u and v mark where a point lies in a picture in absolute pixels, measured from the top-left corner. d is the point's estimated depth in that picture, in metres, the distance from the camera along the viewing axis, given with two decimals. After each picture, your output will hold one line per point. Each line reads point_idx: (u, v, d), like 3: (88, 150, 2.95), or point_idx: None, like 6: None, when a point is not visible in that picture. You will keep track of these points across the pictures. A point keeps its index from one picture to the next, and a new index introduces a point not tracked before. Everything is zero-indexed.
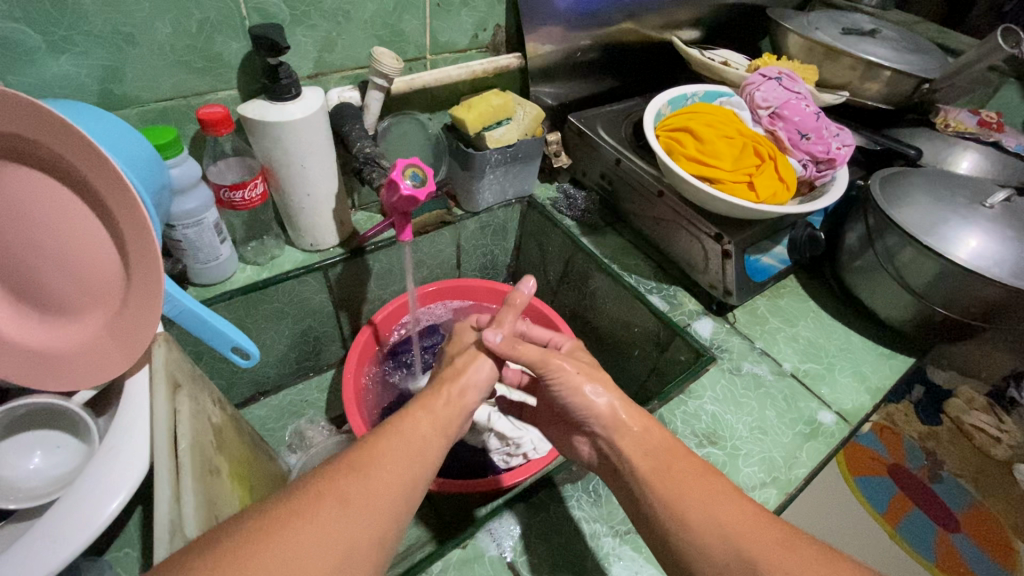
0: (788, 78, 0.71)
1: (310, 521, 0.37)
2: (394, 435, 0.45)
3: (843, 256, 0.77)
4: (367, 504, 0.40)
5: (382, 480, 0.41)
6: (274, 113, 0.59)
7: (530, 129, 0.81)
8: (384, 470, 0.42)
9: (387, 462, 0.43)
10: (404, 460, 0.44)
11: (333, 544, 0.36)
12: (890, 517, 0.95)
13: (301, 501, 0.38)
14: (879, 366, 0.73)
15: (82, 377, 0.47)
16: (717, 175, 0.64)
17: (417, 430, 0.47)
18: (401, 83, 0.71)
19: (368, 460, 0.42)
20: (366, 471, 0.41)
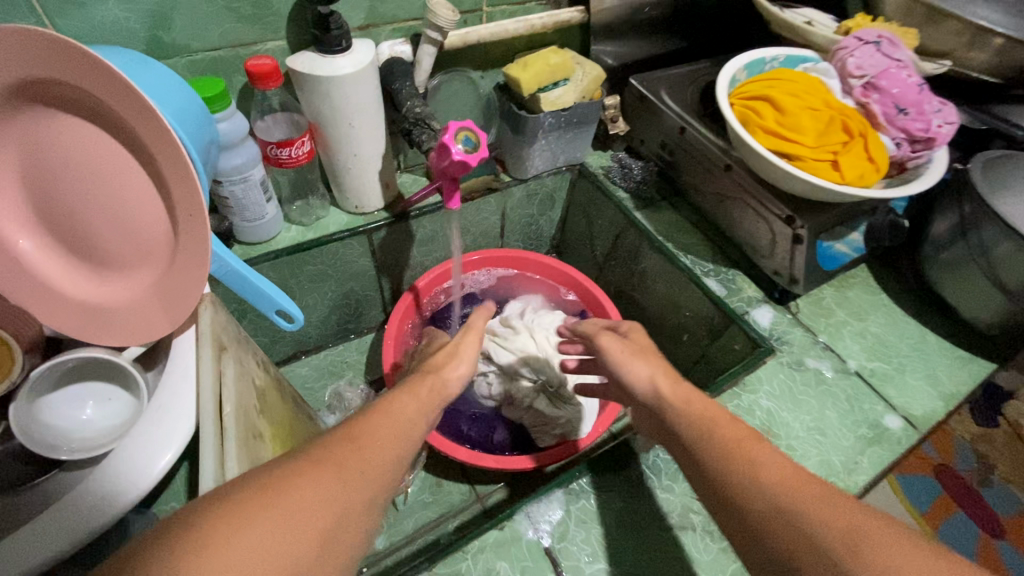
0: (889, 43, 0.62)
1: (311, 481, 0.33)
2: (388, 411, 0.43)
3: (927, 248, 0.70)
4: (366, 469, 0.36)
5: (380, 449, 0.39)
6: (325, 67, 0.56)
7: (588, 91, 0.75)
8: (381, 443, 0.39)
9: (379, 435, 0.40)
10: (397, 437, 0.41)
11: (335, 501, 0.33)
12: (931, 516, 0.89)
13: (301, 462, 0.34)
14: (955, 371, 0.67)
15: (135, 334, 0.47)
16: (797, 152, 0.58)
17: (404, 412, 0.43)
18: (456, 37, 0.67)
19: (366, 432, 0.39)
20: (362, 440, 0.38)
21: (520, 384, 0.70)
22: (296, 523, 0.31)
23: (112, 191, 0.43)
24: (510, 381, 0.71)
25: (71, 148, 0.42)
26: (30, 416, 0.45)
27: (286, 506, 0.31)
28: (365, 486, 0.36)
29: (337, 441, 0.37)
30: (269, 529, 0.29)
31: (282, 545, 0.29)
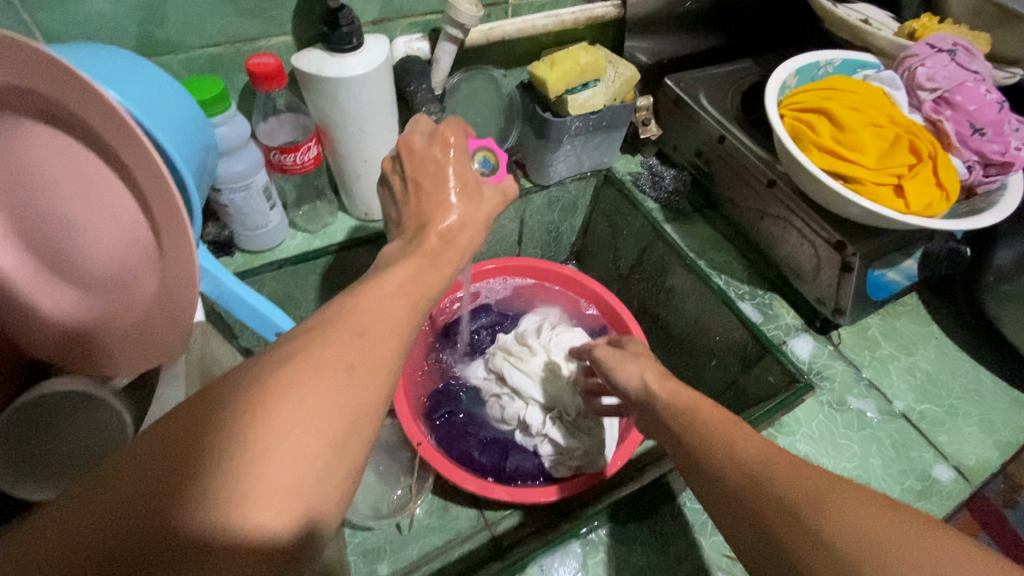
0: (964, 53, 0.56)
1: (306, 393, 0.25)
2: (400, 284, 0.34)
3: (988, 278, 0.64)
4: (375, 371, 0.28)
5: (390, 336, 0.30)
6: (333, 67, 0.51)
7: (620, 93, 0.69)
8: (392, 329, 0.31)
9: (389, 331, 0.30)
10: (409, 319, 0.32)
11: (335, 412, 0.26)
12: None
13: (292, 367, 0.26)
14: (1013, 416, 0.61)
15: (123, 366, 0.44)
16: (855, 175, 0.52)
17: (407, 287, 0.34)
18: (479, 33, 0.61)
19: (375, 315, 0.30)
20: (369, 332, 0.29)
21: (536, 409, 0.66)
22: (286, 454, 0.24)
23: (91, 215, 0.38)
24: (525, 407, 0.66)
25: (48, 166, 0.37)
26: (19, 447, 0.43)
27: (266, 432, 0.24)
28: (376, 383, 0.28)
29: (332, 326, 0.29)
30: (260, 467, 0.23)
31: (275, 486, 0.23)
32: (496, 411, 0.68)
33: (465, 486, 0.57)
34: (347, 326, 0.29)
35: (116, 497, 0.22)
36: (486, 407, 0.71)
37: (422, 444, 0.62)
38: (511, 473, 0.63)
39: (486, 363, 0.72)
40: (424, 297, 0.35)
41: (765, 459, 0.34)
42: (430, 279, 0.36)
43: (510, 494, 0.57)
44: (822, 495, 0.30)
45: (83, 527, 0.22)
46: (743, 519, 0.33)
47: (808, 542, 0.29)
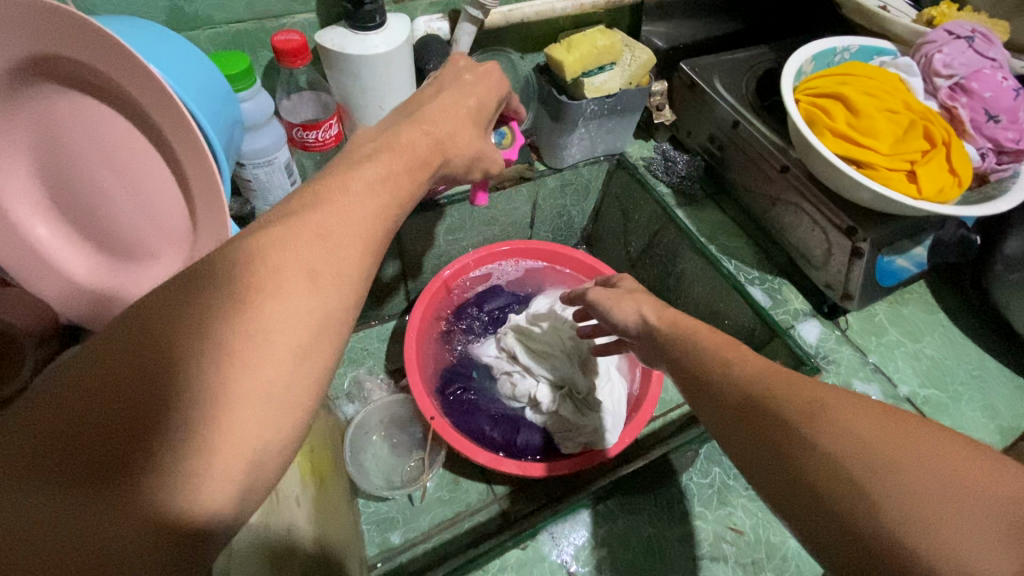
0: (982, 39, 0.56)
1: (270, 299, 0.27)
2: (355, 194, 0.34)
3: (997, 267, 0.65)
4: (337, 278, 0.30)
5: (354, 248, 0.31)
6: (356, 45, 0.52)
7: (636, 76, 0.69)
8: (354, 235, 0.32)
9: (348, 230, 0.31)
10: (374, 226, 0.33)
11: (295, 319, 0.27)
12: None
13: (255, 273, 0.27)
14: (1016, 402, 0.62)
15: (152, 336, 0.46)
16: (868, 160, 0.53)
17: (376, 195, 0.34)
18: (498, 15, 0.62)
19: (337, 216, 0.31)
20: (329, 236, 0.30)
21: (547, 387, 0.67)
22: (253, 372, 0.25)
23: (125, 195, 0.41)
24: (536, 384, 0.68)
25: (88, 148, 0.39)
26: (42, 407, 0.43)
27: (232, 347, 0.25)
28: (340, 293, 0.30)
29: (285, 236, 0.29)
30: (227, 372, 0.25)
31: (244, 390, 0.25)
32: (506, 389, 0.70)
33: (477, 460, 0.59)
34: (309, 228, 0.30)
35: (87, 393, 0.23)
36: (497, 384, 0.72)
37: (435, 418, 0.63)
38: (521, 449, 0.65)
39: (498, 342, 0.73)
40: (395, 200, 0.35)
41: (772, 387, 0.33)
42: (402, 183, 0.37)
43: (519, 467, 0.59)
44: (828, 410, 0.30)
45: (57, 416, 0.22)
46: (763, 456, 0.31)
47: (828, 466, 0.28)
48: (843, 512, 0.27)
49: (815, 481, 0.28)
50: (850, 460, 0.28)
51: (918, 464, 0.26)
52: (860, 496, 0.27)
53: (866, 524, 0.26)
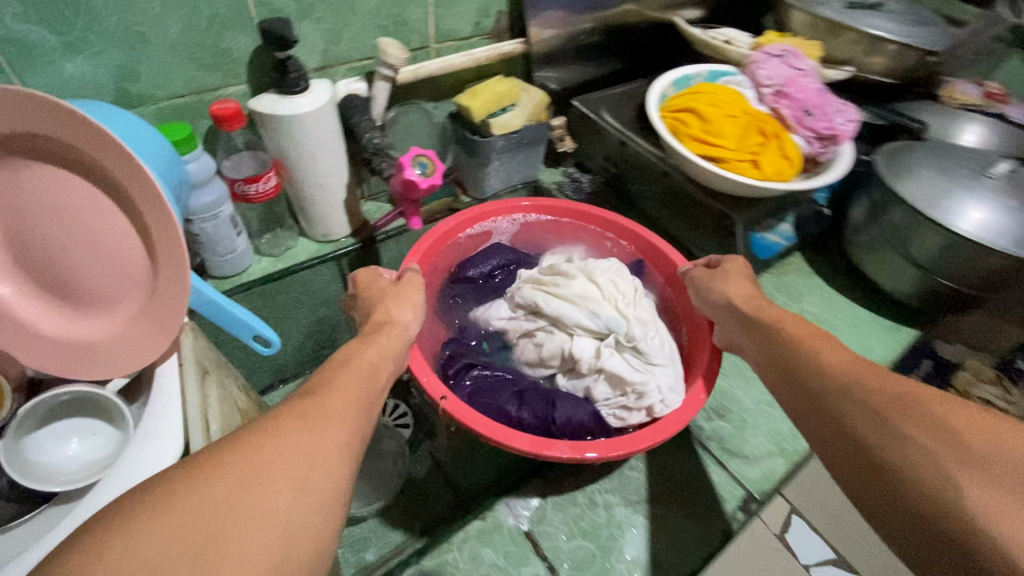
0: (792, 55, 0.70)
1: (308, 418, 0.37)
2: (350, 370, 0.45)
3: (849, 232, 0.79)
4: (344, 397, 0.40)
5: (348, 384, 0.42)
6: (285, 106, 0.61)
7: (534, 113, 0.82)
8: (353, 380, 0.43)
9: (346, 382, 0.43)
10: (366, 368, 0.46)
11: (307, 449, 0.34)
12: None
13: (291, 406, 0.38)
14: (882, 339, 0.75)
15: (88, 373, 0.50)
16: (722, 156, 0.65)
17: (365, 360, 0.47)
18: (407, 73, 0.72)
19: (343, 372, 0.44)
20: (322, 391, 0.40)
21: (584, 343, 0.63)
22: (222, 504, 0.30)
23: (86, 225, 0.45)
24: (569, 339, 0.64)
25: (64, 201, 0.44)
26: (17, 450, 0.49)
27: (242, 471, 0.32)
28: (358, 395, 0.42)
29: (305, 403, 0.38)
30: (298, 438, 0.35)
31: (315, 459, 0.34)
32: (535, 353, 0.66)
33: (519, 446, 0.51)
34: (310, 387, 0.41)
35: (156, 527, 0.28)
36: (517, 355, 0.69)
37: (447, 399, 0.54)
38: (562, 428, 0.58)
39: (511, 302, 0.70)
40: (363, 394, 0.42)
41: (849, 374, 0.42)
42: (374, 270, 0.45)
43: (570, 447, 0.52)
44: (915, 403, 0.37)
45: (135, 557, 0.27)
46: (821, 425, 0.42)
47: (887, 436, 0.37)
48: (890, 470, 0.35)
49: (887, 470, 0.35)
50: (922, 445, 0.35)
51: (970, 454, 0.33)
52: (898, 473, 0.35)
53: (912, 483, 0.34)
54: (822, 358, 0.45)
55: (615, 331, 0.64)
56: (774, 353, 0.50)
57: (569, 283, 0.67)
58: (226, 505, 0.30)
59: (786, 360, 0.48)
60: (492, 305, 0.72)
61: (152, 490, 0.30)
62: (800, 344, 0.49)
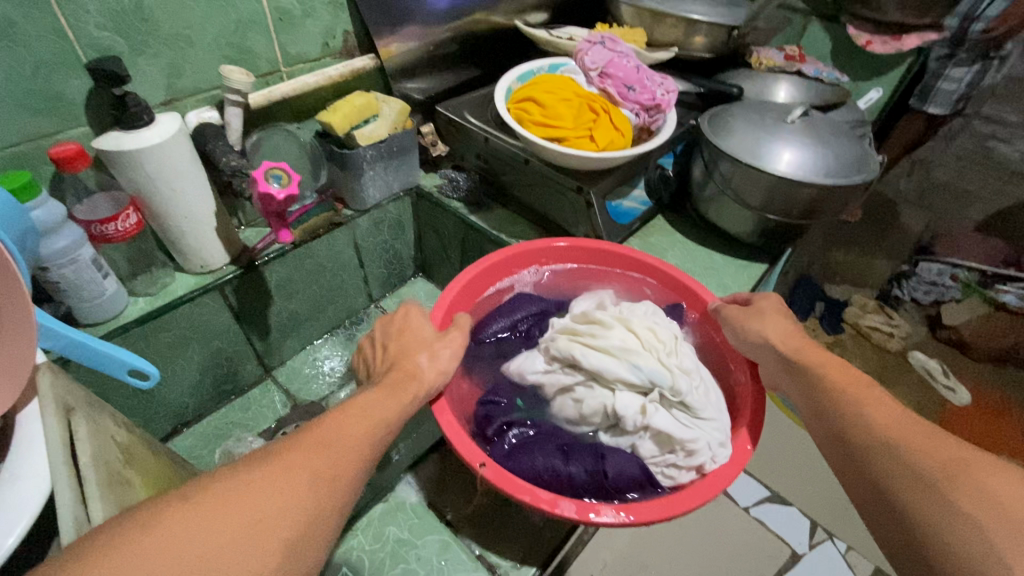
0: (610, 41, 0.82)
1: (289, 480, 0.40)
2: (363, 417, 0.48)
3: (694, 189, 0.88)
4: (339, 454, 0.44)
5: (353, 437, 0.46)
6: (130, 141, 0.61)
7: (398, 122, 0.86)
8: (359, 430, 0.47)
9: (350, 428, 0.47)
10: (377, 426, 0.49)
11: (290, 506, 0.39)
12: None
13: (278, 455, 0.42)
14: (737, 277, 0.85)
15: None
16: (563, 135, 0.72)
17: (381, 411, 0.50)
18: (259, 96, 0.74)
19: (347, 420, 0.47)
20: (329, 443, 0.44)
21: (628, 399, 0.61)
22: (191, 538, 0.34)
23: None
24: (611, 395, 0.62)
25: None
26: None
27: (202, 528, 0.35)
28: (351, 456, 0.45)
29: (284, 460, 0.41)
30: (268, 493, 0.39)
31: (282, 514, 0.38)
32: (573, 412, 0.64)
33: (563, 514, 0.51)
34: (317, 437, 0.44)
35: (135, 556, 0.32)
36: (556, 411, 0.66)
37: (486, 465, 0.53)
38: (612, 483, 0.58)
39: (545, 354, 0.67)
40: (358, 458, 0.45)
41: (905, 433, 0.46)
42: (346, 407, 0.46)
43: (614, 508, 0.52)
44: (954, 469, 0.42)
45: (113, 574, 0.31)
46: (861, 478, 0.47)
47: (927, 506, 0.42)
48: (925, 528, 0.41)
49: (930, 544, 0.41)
50: (953, 516, 0.40)
51: (995, 519, 0.39)
52: (928, 537, 0.41)
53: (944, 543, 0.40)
54: (859, 407, 0.50)
55: (660, 386, 0.61)
56: (811, 390, 0.54)
57: (606, 334, 0.64)
58: (171, 559, 0.33)
59: (821, 407, 0.53)
60: (526, 358, 0.68)
61: (142, 515, 0.35)
62: (857, 382, 0.53)
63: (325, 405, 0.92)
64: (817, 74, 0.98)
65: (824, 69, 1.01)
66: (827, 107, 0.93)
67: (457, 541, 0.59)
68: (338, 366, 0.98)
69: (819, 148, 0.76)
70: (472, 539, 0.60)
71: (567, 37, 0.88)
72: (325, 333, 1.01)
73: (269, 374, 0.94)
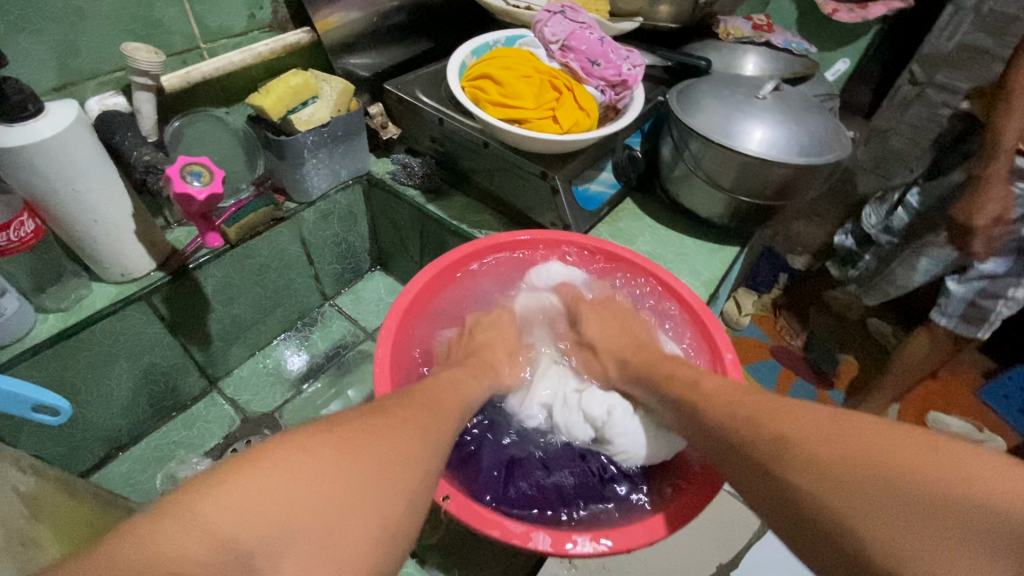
0: (571, 10, 0.75)
1: (395, 437, 0.40)
2: (434, 399, 0.50)
3: (663, 170, 0.84)
4: (428, 424, 0.45)
5: (437, 417, 0.47)
6: (13, 135, 0.51)
7: (341, 104, 0.77)
8: (440, 410, 0.48)
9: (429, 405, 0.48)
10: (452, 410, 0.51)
11: (400, 465, 0.38)
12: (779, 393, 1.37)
13: (377, 415, 0.42)
14: (710, 262, 0.82)
15: None
16: (523, 116, 0.66)
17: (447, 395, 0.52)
18: (175, 79, 0.65)
19: (424, 398, 0.48)
20: (422, 417, 0.45)
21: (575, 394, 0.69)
22: (319, 489, 0.33)
23: None
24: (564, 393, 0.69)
25: None
26: None
27: (381, 426, 0.40)
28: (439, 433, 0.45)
29: (409, 401, 0.46)
30: (381, 453, 0.38)
31: (394, 474, 0.38)
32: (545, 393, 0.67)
33: (537, 548, 0.47)
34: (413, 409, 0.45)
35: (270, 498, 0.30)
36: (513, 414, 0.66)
37: (450, 499, 0.49)
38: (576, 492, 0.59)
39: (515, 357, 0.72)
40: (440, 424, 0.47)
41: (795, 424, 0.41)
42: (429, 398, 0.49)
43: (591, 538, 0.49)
44: (787, 443, 0.40)
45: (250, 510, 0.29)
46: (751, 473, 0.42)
47: (790, 491, 0.38)
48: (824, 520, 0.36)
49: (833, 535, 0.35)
50: (802, 488, 0.37)
51: (835, 478, 0.36)
52: (812, 518, 0.36)
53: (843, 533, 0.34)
54: (714, 417, 0.48)
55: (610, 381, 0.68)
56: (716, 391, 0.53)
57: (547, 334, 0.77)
58: (336, 493, 0.33)
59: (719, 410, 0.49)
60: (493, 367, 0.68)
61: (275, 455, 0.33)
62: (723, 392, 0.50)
63: (278, 416, 0.86)
64: (786, 44, 0.94)
65: (793, 39, 0.97)
66: (796, 80, 0.90)
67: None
68: (290, 371, 0.91)
69: (792, 126, 0.73)
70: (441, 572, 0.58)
71: (523, 6, 0.80)
72: (275, 337, 0.93)
73: (214, 386, 0.86)
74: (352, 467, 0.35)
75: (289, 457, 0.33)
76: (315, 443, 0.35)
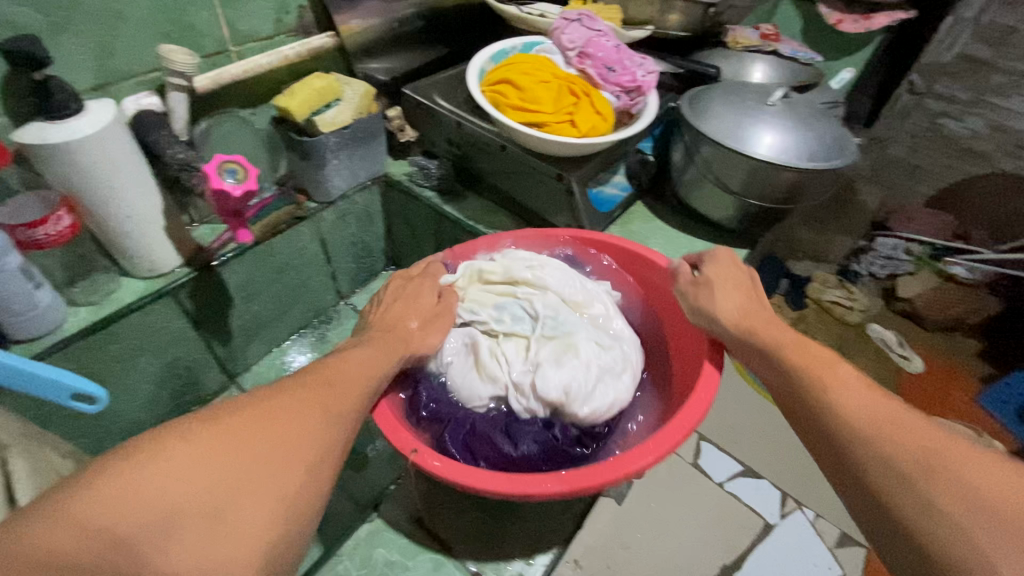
0: (588, 19, 0.77)
1: (282, 411, 0.39)
2: (357, 366, 0.48)
3: (674, 174, 0.86)
4: (336, 394, 0.44)
5: (353, 383, 0.46)
6: (57, 132, 0.53)
7: (363, 106, 0.79)
8: (360, 374, 0.48)
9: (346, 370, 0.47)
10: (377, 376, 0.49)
11: (291, 441, 0.38)
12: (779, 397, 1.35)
13: (264, 395, 0.40)
14: None
15: None
16: (543, 120, 0.68)
17: (370, 358, 0.51)
18: (206, 79, 0.67)
19: (340, 365, 0.47)
20: (327, 384, 0.44)
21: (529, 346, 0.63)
22: (186, 488, 0.32)
23: None
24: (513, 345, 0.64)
25: None
26: None
27: (261, 419, 0.37)
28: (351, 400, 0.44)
29: (307, 380, 0.43)
30: (266, 436, 0.37)
31: (281, 452, 0.37)
32: (496, 369, 0.61)
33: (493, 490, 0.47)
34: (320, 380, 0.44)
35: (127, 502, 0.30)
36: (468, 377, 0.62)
37: (418, 452, 0.50)
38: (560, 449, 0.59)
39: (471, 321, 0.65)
40: (362, 391, 0.46)
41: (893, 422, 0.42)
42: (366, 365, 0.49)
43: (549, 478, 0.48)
44: (937, 462, 0.38)
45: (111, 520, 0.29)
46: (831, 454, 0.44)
47: (913, 504, 0.38)
48: (901, 519, 0.38)
49: (913, 534, 0.37)
50: (888, 474, 0.40)
51: (979, 510, 0.35)
52: (919, 528, 0.37)
53: (921, 533, 0.37)
54: (828, 389, 0.46)
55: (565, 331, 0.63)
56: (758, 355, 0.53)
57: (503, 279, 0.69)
58: (211, 484, 0.33)
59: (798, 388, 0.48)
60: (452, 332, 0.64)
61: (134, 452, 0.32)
62: (824, 363, 0.48)
63: None
64: (793, 53, 0.97)
65: (799, 48, 1.00)
66: (803, 87, 0.92)
67: (451, 559, 0.59)
68: (308, 367, 0.93)
69: (799, 131, 0.75)
70: (468, 556, 0.59)
71: (539, 14, 0.83)
72: (292, 334, 0.95)
73: (233, 381, 0.88)
74: (223, 470, 0.34)
75: (142, 475, 0.31)
76: (173, 456, 0.32)
